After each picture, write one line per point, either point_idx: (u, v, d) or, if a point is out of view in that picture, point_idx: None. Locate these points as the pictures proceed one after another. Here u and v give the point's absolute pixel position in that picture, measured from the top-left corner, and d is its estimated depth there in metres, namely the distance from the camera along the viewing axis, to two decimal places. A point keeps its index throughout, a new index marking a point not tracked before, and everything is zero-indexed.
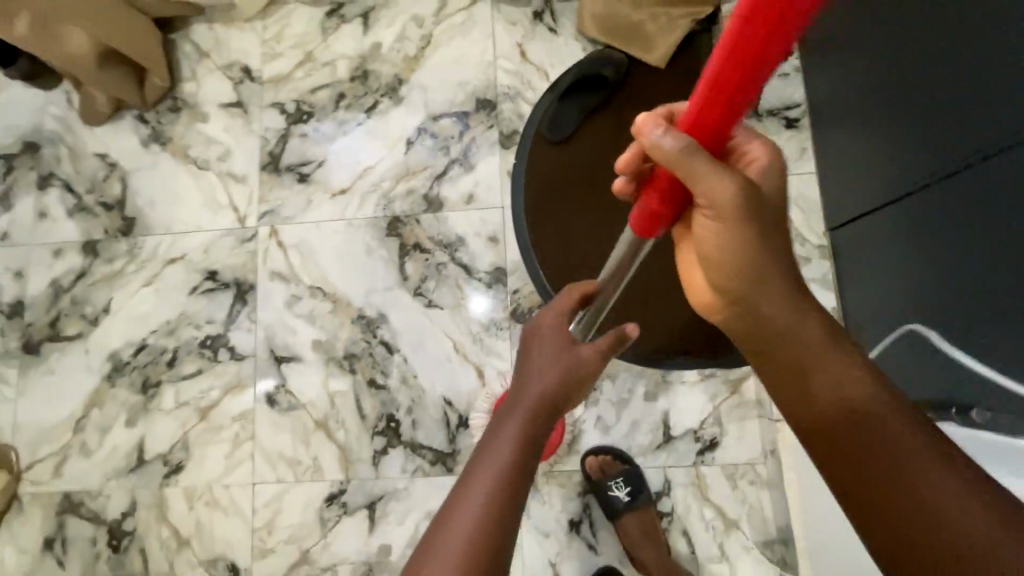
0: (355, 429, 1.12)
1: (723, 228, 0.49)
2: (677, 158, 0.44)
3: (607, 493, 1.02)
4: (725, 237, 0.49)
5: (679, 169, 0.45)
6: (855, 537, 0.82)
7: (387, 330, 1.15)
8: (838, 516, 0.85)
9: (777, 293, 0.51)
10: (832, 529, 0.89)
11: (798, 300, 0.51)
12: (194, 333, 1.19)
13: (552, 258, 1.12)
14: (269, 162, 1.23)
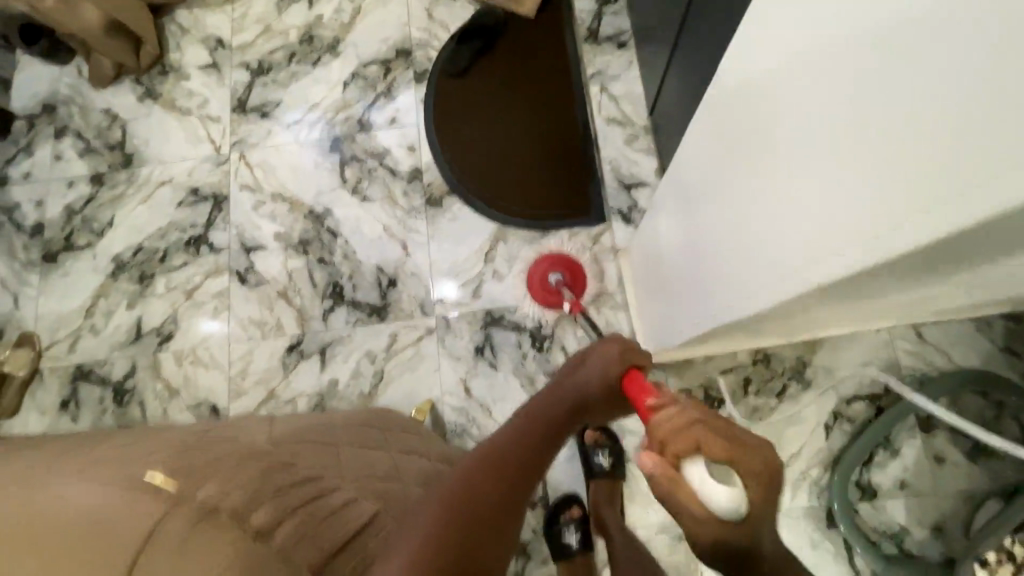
0: (309, 295, 1.44)
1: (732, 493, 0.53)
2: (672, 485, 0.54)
3: (593, 457, 1.24)
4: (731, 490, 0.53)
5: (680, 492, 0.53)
6: (654, 297, 1.17)
7: (332, 220, 1.48)
8: (648, 291, 1.20)
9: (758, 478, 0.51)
10: (648, 307, 1.23)
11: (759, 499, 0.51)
12: (181, 235, 1.51)
13: (456, 154, 1.50)
14: (238, 106, 1.59)
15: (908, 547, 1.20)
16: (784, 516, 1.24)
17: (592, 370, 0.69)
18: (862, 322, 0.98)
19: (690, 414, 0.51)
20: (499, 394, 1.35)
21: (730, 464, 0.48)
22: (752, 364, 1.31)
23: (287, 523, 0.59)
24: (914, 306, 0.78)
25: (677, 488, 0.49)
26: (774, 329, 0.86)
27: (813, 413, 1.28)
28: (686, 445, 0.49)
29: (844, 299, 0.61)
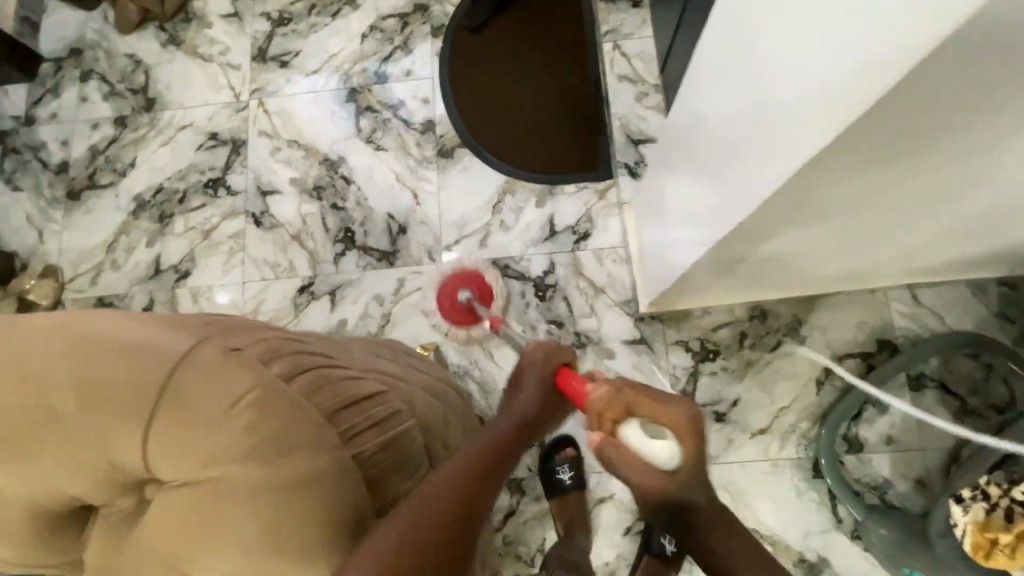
0: (321, 239, 1.49)
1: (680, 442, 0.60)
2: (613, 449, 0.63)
3: None
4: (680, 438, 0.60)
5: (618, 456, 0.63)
6: (652, 244, 1.23)
7: (345, 168, 1.53)
8: (648, 241, 1.25)
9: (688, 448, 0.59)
10: (647, 257, 1.27)
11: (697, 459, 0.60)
12: (200, 177, 1.56)
13: (469, 109, 1.54)
14: (258, 55, 1.63)
15: (891, 499, 1.24)
16: (772, 465, 1.28)
17: (530, 379, 0.79)
18: (856, 261, 1.01)
19: (618, 387, 0.66)
20: (501, 339, 1.39)
21: (658, 421, 0.61)
22: (748, 320, 1.35)
23: (297, 380, 0.68)
24: (909, 234, 0.82)
25: (620, 444, 0.62)
26: (779, 255, 0.90)
27: (806, 369, 1.32)
28: (620, 412, 0.64)
29: (834, 215, 0.66)
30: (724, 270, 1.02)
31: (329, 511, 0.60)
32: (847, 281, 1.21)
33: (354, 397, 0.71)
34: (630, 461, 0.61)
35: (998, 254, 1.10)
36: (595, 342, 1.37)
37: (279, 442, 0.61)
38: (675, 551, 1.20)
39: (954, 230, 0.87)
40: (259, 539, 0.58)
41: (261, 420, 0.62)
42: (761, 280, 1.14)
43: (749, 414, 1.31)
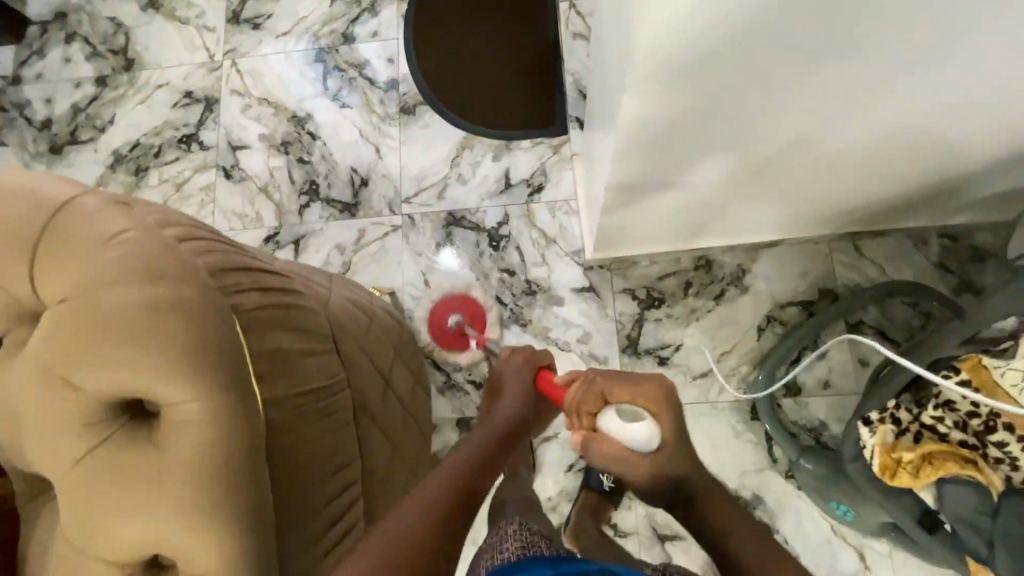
0: (287, 192, 1.55)
1: (657, 415, 0.74)
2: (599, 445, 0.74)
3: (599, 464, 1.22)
4: (652, 410, 0.74)
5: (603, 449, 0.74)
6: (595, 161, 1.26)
7: (312, 124, 1.59)
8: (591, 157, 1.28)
9: (662, 413, 0.74)
10: (591, 175, 1.30)
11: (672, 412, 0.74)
12: (175, 134, 1.63)
13: (431, 68, 1.59)
14: (232, 17, 1.69)
15: (826, 441, 1.28)
16: (711, 407, 1.32)
17: (511, 385, 0.96)
18: (767, 176, 1.06)
19: (589, 378, 0.80)
20: (456, 286, 1.44)
21: (632, 402, 0.75)
22: (694, 269, 1.39)
23: (197, 242, 0.63)
24: (794, 120, 0.88)
25: (603, 436, 0.74)
26: (682, 151, 0.97)
27: (747, 316, 1.36)
28: (595, 402, 0.77)
29: (720, 71, 0.74)
30: (644, 183, 1.07)
31: (225, 355, 0.58)
32: (782, 222, 1.25)
33: (261, 267, 0.68)
34: (616, 446, 0.73)
35: (921, 193, 1.14)
36: (545, 289, 1.42)
37: (173, 281, 0.58)
38: (613, 485, 1.23)
39: (843, 132, 0.92)
40: (148, 372, 0.56)
41: (158, 260, 0.58)
42: (695, 203, 1.16)
43: (691, 359, 1.35)
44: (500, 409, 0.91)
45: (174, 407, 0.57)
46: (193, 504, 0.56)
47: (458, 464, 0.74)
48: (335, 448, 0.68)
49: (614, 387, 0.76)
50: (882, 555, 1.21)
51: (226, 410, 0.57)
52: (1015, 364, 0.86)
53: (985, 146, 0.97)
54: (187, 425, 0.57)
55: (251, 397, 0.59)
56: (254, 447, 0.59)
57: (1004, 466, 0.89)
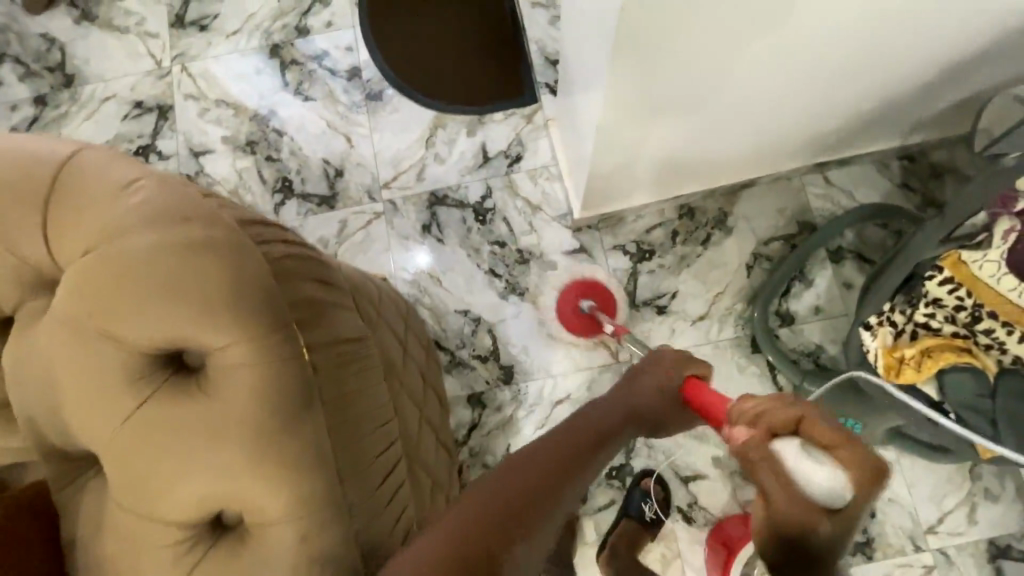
0: (259, 192, 1.50)
1: (861, 482, 0.50)
2: (754, 458, 0.54)
3: (641, 503, 1.25)
4: (858, 470, 0.50)
5: (750, 468, 0.53)
6: (573, 124, 1.28)
7: (276, 121, 1.54)
8: (570, 123, 1.30)
9: (865, 486, 0.50)
10: (572, 139, 1.32)
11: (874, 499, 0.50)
12: (129, 146, 1.55)
13: (392, 52, 1.57)
14: (176, 21, 1.63)
15: (824, 362, 1.33)
16: (713, 346, 1.36)
17: (657, 372, 0.85)
18: (739, 117, 1.10)
19: (793, 399, 0.58)
20: (447, 264, 1.43)
21: (834, 453, 0.52)
22: (678, 218, 1.42)
23: (217, 199, 0.63)
24: (765, 59, 0.92)
25: (771, 454, 0.53)
26: (664, 100, 1.00)
27: (734, 255, 1.40)
28: (786, 421, 0.55)
29: (670, 28, 0.81)
30: (626, 137, 1.09)
31: (265, 298, 0.58)
32: (757, 160, 1.30)
33: (278, 225, 0.68)
34: (781, 477, 0.51)
35: (882, 115, 1.21)
36: (537, 256, 1.42)
37: (206, 228, 0.58)
38: (655, 517, 1.25)
39: (810, 61, 0.95)
40: (189, 318, 0.55)
41: (188, 210, 0.59)
42: (677, 154, 1.20)
43: (688, 303, 1.38)
44: (637, 391, 0.84)
45: (220, 352, 0.57)
46: (250, 448, 0.56)
47: (545, 451, 0.69)
48: (379, 401, 0.68)
49: (806, 421, 0.55)
50: (891, 461, 1.27)
51: (276, 353, 0.57)
52: (993, 254, 0.91)
53: (940, 60, 1.03)
54: (234, 369, 0.56)
55: (298, 341, 0.59)
56: (305, 391, 0.59)
57: (993, 350, 0.98)
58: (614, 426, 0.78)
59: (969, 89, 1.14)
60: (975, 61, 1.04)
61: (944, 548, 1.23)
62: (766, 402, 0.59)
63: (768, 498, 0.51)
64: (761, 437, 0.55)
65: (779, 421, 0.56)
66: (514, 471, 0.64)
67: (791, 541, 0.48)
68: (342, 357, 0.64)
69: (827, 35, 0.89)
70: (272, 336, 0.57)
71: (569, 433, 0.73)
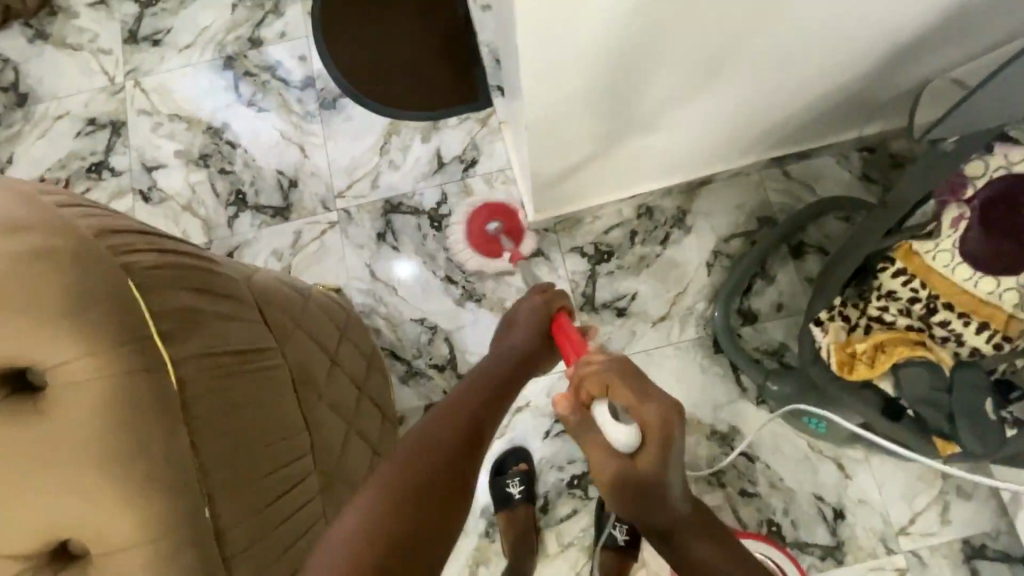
0: (213, 205, 1.48)
1: (649, 422, 0.64)
2: (576, 421, 0.69)
3: (609, 529, 1.19)
4: (649, 416, 0.65)
5: (575, 429, 0.70)
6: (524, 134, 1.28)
7: (230, 133, 1.52)
8: (519, 131, 1.30)
9: (653, 423, 0.64)
10: (521, 147, 1.31)
11: (664, 436, 0.64)
12: (82, 164, 1.53)
13: (346, 60, 1.55)
14: (129, 37, 1.62)
15: (788, 361, 1.30)
16: (674, 348, 1.32)
17: (523, 323, 0.91)
18: (688, 124, 1.12)
19: (608, 365, 0.70)
20: (402, 272, 1.40)
21: (632, 411, 0.66)
22: (636, 218, 1.40)
23: (74, 207, 0.59)
24: (703, 70, 0.95)
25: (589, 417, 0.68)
26: (604, 113, 1.01)
27: (694, 254, 1.38)
28: (600, 386, 0.69)
29: (655, 36, 0.83)
30: (571, 147, 1.10)
31: (118, 311, 0.54)
32: (710, 155, 1.27)
33: (157, 233, 0.65)
34: (597, 437, 0.67)
35: (834, 105, 1.18)
36: (494, 261, 1.39)
37: (46, 238, 0.54)
38: (628, 538, 1.19)
39: (770, 57, 0.95)
40: (31, 337, 0.52)
41: (27, 220, 0.54)
42: (626, 159, 1.20)
43: (648, 304, 1.35)
44: (512, 343, 0.89)
45: (65, 372, 0.53)
46: (95, 472, 0.53)
47: (444, 419, 0.73)
48: (273, 406, 0.68)
49: (615, 387, 0.68)
50: (860, 461, 1.23)
51: (128, 370, 0.54)
52: (944, 245, 0.89)
53: (885, 47, 1.00)
54: (80, 388, 0.53)
55: (159, 356, 0.56)
56: (163, 408, 0.56)
57: (950, 343, 0.95)
58: (501, 390, 0.82)
59: (919, 75, 1.12)
60: (922, 47, 1.02)
61: (917, 550, 1.19)
62: (589, 368, 0.71)
63: (589, 448, 0.67)
64: (581, 403, 0.70)
65: (595, 387, 0.69)
66: (423, 439, 0.69)
67: (600, 470, 0.66)
68: (227, 366, 0.62)
69: (758, 37, 0.89)
70: (124, 352, 0.54)
71: (461, 397, 0.77)
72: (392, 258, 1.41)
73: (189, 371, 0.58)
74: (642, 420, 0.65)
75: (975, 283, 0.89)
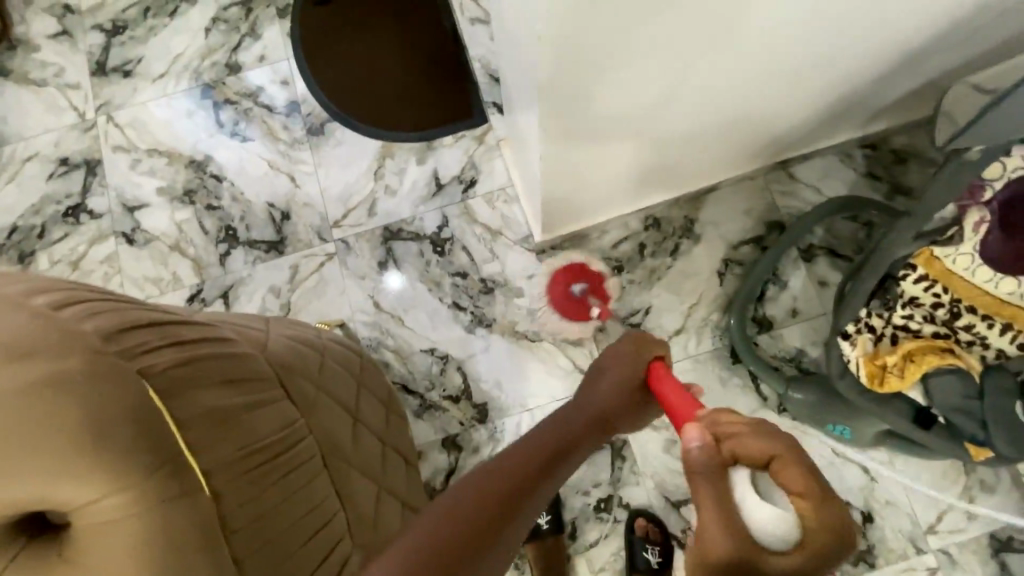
0: (203, 244, 1.41)
1: (818, 522, 0.46)
2: (700, 472, 0.51)
3: (641, 551, 1.19)
4: (825, 524, 0.46)
5: (696, 484, 0.50)
6: (523, 158, 1.25)
7: (214, 166, 1.45)
8: (519, 153, 1.27)
9: (824, 537, 0.45)
10: (522, 167, 1.27)
11: (832, 553, 0.46)
12: (57, 207, 1.45)
13: (331, 83, 1.49)
14: (97, 69, 1.53)
15: (807, 366, 1.29)
16: (692, 361, 1.31)
17: (615, 363, 0.83)
18: (690, 141, 1.10)
19: (768, 430, 0.51)
20: (409, 302, 1.36)
21: (794, 495, 0.47)
22: (644, 230, 1.37)
23: (82, 304, 0.55)
24: (704, 92, 0.93)
25: (725, 482, 0.49)
26: (606, 143, 1.01)
27: (704, 263, 1.35)
28: (753, 450, 0.50)
29: (608, 51, 0.74)
30: (575, 174, 1.10)
31: (144, 431, 0.51)
32: (715, 164, 1.25)
33: (172, 320, 0.62)
34: (722, 505, 0.48)
35: (839, 108, 1.16)
36: (502, 283, 1.36)
37: (53, 359, 0.49)
38: (660, 561, 1.18)
39: (752, 53, 0.85)
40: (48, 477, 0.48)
41: (35, 339, 0.50)
42: (630, 177, 1.19)
43: (662, 318, 1.33)
44: (601, 388, 0.81)
45: (95, 508, 0.50)
46: None
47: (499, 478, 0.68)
48: (298, 478, 0.64)
49: (770, 464, 0.49)
50: (884, 463, 1.23)
51: (161, 496, 0.51)
52: (965, 249, 0.87)
53: (895, 52, 0.98)
54: (113, 523, 0.50)
55: (189, 476, 0.53)
56: (202, 529, 0.53)
57: (975, 347, 0.94)
58: (575, 438, 0.77)
59: (924, 75, 1.10)
60: (929, 49, 1.00)
61: (946, 548, 1.19)
62: (736, 436, 0.52)
63: (710, 519, 0.48)
64: (716, 454, 0.51)
65: (745, 451, 0.50)
66: (473, 502, 0.65)
67: (717, 547, 0.46)
68: (260, 464, 0.60)
69: (760, 58, 0.87)
70: (152, 477, 0.51)
71: (526, 449, 0.73)
72: (397, 287, 1.37)
73: (223, 482, 0.56)
74: (812, 522, 0.46)
75: (996, 284, 0.87)
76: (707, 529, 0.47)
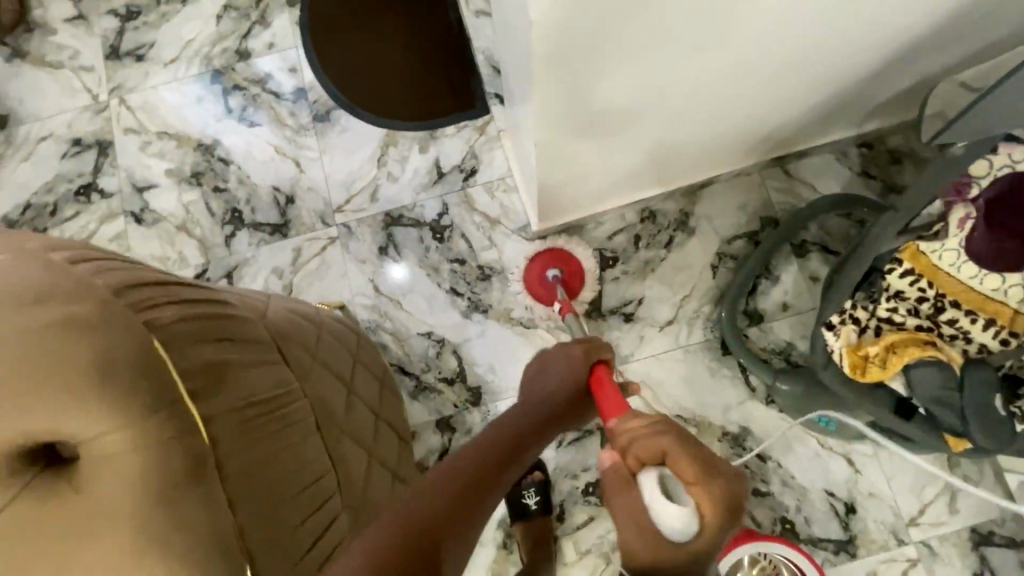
0: (209, 225, 1.45)
1: (711, 501, 0.55)
2: (617, 487, 0.60)
3: None
4: (715, 499, 0.56)
5: (616, 495, 0.59)
6: (521, 151, 1.28)
7: (222, 149, 1.49)
8: (517, 144, 1.30)
9: (716, 510, 0.55)
10: (520, 159, 1.30)
11: (726, 519, 0.55)
12: (69, 186, 1.49)
13: (337, 72, 1.52)
14: (111, 52, 1.57)
15: (796, 360, 1.31)
16: (683, 351, 1.33)
17: (561, 363, 0.88)
18: (682, 137, 1.13)
19: (661, 429, 0.61)
20: (408, 287, 1.39)
21: (688, 484, 0.57)
22: (639, 223, 1.39)
23: (93, 261, 0.59)
24: (694, 90, 0.96)
25: (634, 488, 0.58)
26: (598, 137, 1.03)
27: (698, 256, 1.38)
28: (650, 451, 0.60)
29: (596, 40, 0.76)
30: (568, 167, 1.13)
31: (147, 375, 0.55)
32: (708, 160, 1.28)
33: (175, 280, 0.65)
34: (634, 507, 0.57)
35: (833, 106, 1.18)
36: (499, 271, 1.39)
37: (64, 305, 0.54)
38: None
39: (742, 52, 0.88)
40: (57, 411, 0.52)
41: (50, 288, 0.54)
42: (625, 171, 1.22)
43: (654, 309, 1.36)
44: (550, 390, 0.86)
45: (98, 442, 0.54)
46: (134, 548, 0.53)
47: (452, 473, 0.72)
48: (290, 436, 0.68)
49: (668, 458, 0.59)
50: (869, 456, 1.25)
51: (159, 438, 0.55)
52: (950, 244, 0.90)
53: (886, 51, 1.00)
54: (113, 457, 0.54)
55: (187, 420, 0.57)
56: (198, 471, 0.56)
57: (958, 340, 0.96)
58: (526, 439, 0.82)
59: (916, 75, 1.13)
60: (921, 48, 1.02)
61: (927, 540, 1.21)
62: (637, 439, 0.61)
63: (630, 520, 0.57)
64: (624, 466, 0.61)
65: (644, 452, 0.60)
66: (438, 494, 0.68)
67: (636, 547, 0.55)
68: (254, 418, 0.63)
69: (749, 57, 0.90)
70: (152, 418, 0.55)
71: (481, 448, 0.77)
72: (397, 272, 1.40)
73: (220, 430, 0.59)
74: (705, 501, 0.55)
75: (981, 280, 0.90)
76: (627, 528, 0.57)
